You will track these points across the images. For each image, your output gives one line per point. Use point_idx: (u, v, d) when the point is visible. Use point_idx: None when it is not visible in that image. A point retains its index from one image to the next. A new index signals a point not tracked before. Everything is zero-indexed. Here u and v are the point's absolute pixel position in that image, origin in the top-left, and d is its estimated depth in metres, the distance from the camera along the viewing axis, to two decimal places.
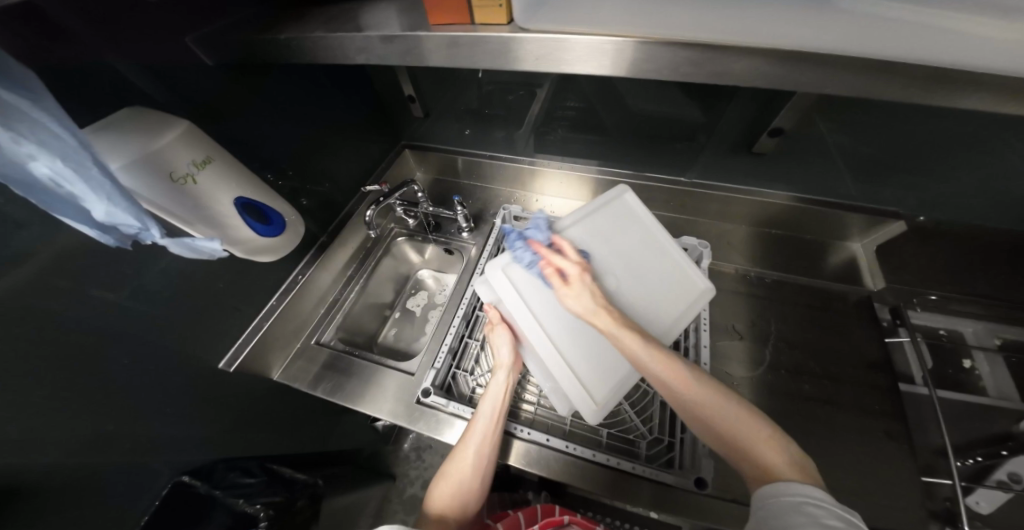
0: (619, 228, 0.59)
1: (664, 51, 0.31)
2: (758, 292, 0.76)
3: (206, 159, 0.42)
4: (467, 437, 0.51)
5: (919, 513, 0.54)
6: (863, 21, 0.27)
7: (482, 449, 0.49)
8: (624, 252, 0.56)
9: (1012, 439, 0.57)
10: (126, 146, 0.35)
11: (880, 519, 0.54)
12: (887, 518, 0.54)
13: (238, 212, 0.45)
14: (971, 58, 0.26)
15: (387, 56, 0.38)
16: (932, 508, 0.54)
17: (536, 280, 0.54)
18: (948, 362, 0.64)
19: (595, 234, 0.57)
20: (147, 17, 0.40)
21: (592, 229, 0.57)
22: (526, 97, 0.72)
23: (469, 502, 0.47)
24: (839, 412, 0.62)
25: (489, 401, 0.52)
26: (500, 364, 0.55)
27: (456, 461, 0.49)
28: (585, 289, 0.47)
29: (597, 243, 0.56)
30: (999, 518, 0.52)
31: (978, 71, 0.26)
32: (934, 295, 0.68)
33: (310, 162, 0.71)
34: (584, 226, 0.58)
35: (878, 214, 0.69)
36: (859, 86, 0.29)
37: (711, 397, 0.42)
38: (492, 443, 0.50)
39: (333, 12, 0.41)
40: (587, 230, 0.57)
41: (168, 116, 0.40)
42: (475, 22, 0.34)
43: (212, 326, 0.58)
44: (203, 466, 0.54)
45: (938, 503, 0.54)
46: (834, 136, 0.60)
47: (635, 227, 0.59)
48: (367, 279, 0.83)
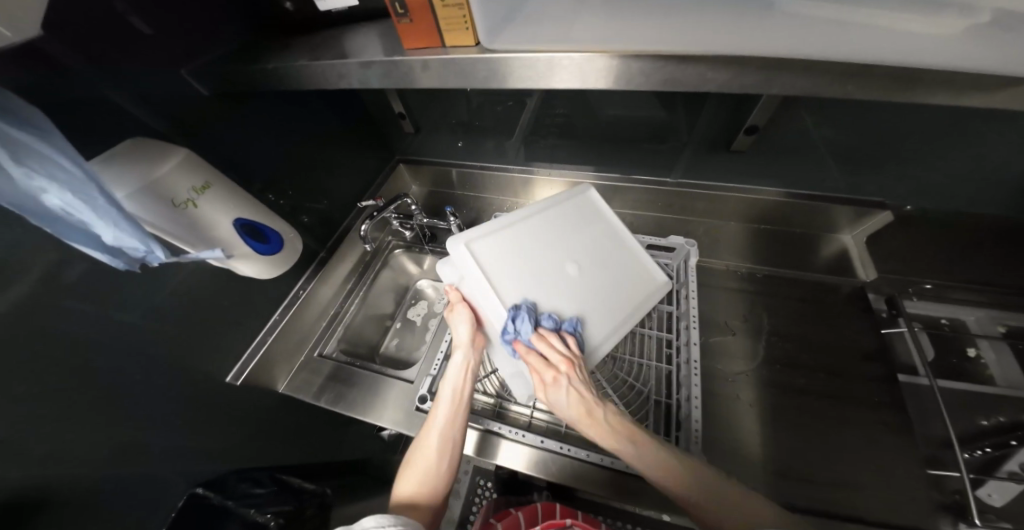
0: (574, 226, 0.63)
1: (648, 66, 0.34)
2: (753, 288, 0.76)
3: (205, 184, 0.45)
4: (431, 421, 0.49)
5: (929, 507, 0.53)
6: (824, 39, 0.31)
7: (448, 429, 0.47)
8: (585, 248, 0.61)
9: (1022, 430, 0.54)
10: (129, 176, 0.38)
11: (890, 515, 0.52)
12: (896, 514, 0.52)
13: (237, 233, 0.48)
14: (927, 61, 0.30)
15: (368, 80, 0.42)
16: (942, 501, 0.53)
17: (497, 267, 0.55)
18: (951, 351, 0.63)
19: (559, 229, 0.62)
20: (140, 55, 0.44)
21: (554, 223, 0.63)
22: (515, 107, 0.75)
23: (438, 486, 0.44)
24: (840, 406, 0.61)
25: (450, 382, 0.51)
26: (458, 343, 0.53)
27: (422, 447, 0.47)
28: (564, 392, 0.45)
29: (554, 240, 0.61)
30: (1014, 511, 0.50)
31: (938, 71, 0.30)
32: (930, 284, 0.67)
33: (307, 181, 0.74)
34: (542, 222, 0.62)
35: (865, 206, 0.68)
36: (830, 89, 0.33)
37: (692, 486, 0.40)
38: (457, 422, 0.48)
39: (316, 41, 0.45)
40: (544, 225, 0.62)
41: (168, 144, 0.43)
42: (446, 45, 0.37)
43: (218, 341, 0.61)
44: (216, 478, 0.56)
45: (948, 495, 0.53)
46: (817, 130, 0.62)
47: (597, 227, 0.64)
48: (367, 290, 0.87)
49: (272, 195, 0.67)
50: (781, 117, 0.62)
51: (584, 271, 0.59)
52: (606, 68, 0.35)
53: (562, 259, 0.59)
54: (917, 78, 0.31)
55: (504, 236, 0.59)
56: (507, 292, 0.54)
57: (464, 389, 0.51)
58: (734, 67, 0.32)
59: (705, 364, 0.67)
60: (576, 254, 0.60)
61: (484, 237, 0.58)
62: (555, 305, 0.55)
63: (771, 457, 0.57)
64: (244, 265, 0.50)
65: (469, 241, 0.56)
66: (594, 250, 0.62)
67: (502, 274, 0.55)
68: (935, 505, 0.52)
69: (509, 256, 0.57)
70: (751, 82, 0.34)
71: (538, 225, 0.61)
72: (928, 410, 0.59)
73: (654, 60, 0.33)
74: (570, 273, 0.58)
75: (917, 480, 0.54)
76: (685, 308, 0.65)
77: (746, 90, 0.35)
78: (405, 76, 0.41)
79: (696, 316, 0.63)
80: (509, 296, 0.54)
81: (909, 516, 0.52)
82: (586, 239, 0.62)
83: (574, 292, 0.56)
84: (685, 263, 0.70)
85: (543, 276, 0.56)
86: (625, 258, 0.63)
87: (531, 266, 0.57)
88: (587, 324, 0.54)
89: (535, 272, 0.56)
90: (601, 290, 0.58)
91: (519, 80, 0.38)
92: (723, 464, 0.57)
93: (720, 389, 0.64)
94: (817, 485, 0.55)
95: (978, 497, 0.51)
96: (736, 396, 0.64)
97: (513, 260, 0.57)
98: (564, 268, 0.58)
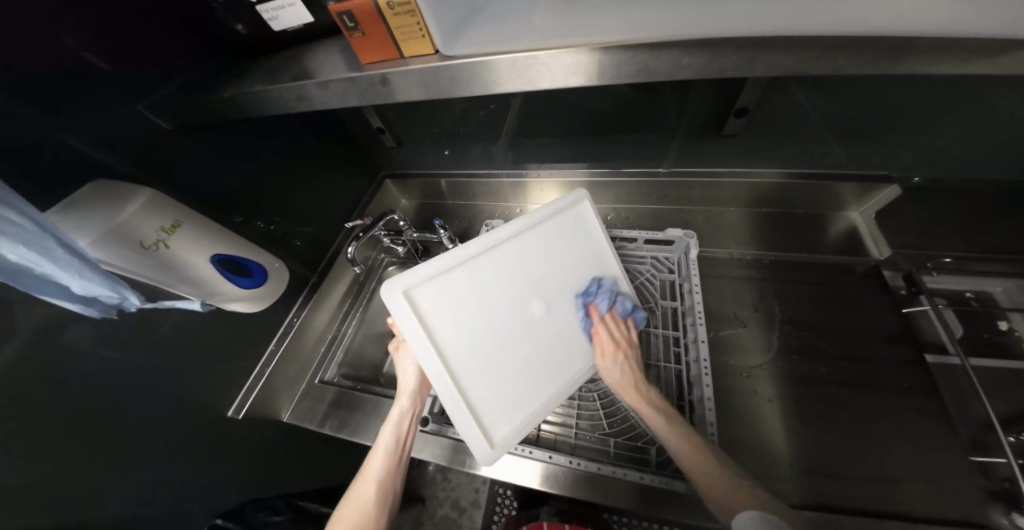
0: (547, 254, 0.56)
1: (622, 57, 0.31)
2: (761, 275, 0.72)
3: (175, 222, 0.44)
4: (367, 467, 0.47)
5: (977, 497, 0.49)
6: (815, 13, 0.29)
7: (385, 476, 0.46)
8: (553, 278, 0.56)
9: None
10: (92, 222, 0.37)
11: (936, 510, 0.48)
12: (942, 507, 0.48)
13: (216, 269, 0.47)
14: (940, 26, 0.27)
15: (329, 101, 0.41)
16: (989, 488, 0.49)
17: (449, 309, 0.49)
18: (982, 326, 0.60)
19: (527, 257, 0.54)
20: (97, 97, 0.43)
21: (524, 248, 0.55)
22: (497, 110, 0.73)
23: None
24: (865, 393, 0.58)
25: (389, 428, 0.50)
26: (404, 388, 0.53)
27: (355, 496, 0.45)
28: (619, 363, 0.52)
29: (522, 272, 0.54)
30: None
31: (952, 39, 0.27)
32: (949, 257, 0.64)
33: (293, 206, 0.73)
34: (511, 248, 0.54)
35: (868, 181, 0.66)
36: (830, 65, 0.30)
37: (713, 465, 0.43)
38: (396, 467, 0.48)
39: (276, 65, 0.44)
40: (513, 253, 0.54)
41: (133, 185, 0.43)
42: (404, 54, 0.36)
43: (219, 378, 0.60)
44: (234, 508, 0.61)
45: (996, 484, 0.49)
46: (811, 106, 0.58)
47: (569, 250, 0.58)
48: (364, 310, 0.85)
49: (260, 222, 0.66)
50: (771, 97, 0.58)
51: (549, 307, 0.54)
52: (572, 64, 0.33)
53: (525, 294, 0.53)
54: (905, 50, 0.28)
55: (457, 272, 0.50)
56: (456, 346, 0.48)
57: (407, 431, 0.51)
58: (706, 52, 0.30)
59: (718, 360, 0.64)
60: (542, 285, 0.55)
61: (437, 266, 0.49)
62: (511, 354, 0.51)
63: (798, 455, 0.54)
64: (229, 301, 0.50)
65: (410, 284, 0.47)
66: (561, 280, 0.56)
67: (453, 322, 0.48)
68: (984, 493, 0.49)
69: (460, 299, 0.50)
70: (731, 64, 0.31)
71: (501, 252, 0.53)
72: (965, 391, 0.56)
73: (624, 50, 0.31)
74: (533, 314, 0.53)
75: (961, 468, 0.51)
76: (690, 302, 0.62)
77: (725, 74, 0.32)
78: (367, 93, 0.39)
79: (702, 311, 0.61)
80: (459, 351, 0.48)
81: (956, 508, 0.48)
82: (555, 269, 0.56)
83: (533, 336, 0.52)
84: (686, 255, 0.67)
85: (501, 320, 0.51)
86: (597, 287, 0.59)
87: (488, 308, 0.51)
88: (541, 370, 0.52)
89: (491, 315, 0.51)
90: (562, 329, 0.55)
91: (484, 86, 0.36)
92: (748, 465, 0.54)
93: (735, 385, 0.61)
94: (852, 481, 0.51)
95: None
96: (753, 391, 0.60)
97: (467, 303, 0.50)
98: (526, 307, 0.53)
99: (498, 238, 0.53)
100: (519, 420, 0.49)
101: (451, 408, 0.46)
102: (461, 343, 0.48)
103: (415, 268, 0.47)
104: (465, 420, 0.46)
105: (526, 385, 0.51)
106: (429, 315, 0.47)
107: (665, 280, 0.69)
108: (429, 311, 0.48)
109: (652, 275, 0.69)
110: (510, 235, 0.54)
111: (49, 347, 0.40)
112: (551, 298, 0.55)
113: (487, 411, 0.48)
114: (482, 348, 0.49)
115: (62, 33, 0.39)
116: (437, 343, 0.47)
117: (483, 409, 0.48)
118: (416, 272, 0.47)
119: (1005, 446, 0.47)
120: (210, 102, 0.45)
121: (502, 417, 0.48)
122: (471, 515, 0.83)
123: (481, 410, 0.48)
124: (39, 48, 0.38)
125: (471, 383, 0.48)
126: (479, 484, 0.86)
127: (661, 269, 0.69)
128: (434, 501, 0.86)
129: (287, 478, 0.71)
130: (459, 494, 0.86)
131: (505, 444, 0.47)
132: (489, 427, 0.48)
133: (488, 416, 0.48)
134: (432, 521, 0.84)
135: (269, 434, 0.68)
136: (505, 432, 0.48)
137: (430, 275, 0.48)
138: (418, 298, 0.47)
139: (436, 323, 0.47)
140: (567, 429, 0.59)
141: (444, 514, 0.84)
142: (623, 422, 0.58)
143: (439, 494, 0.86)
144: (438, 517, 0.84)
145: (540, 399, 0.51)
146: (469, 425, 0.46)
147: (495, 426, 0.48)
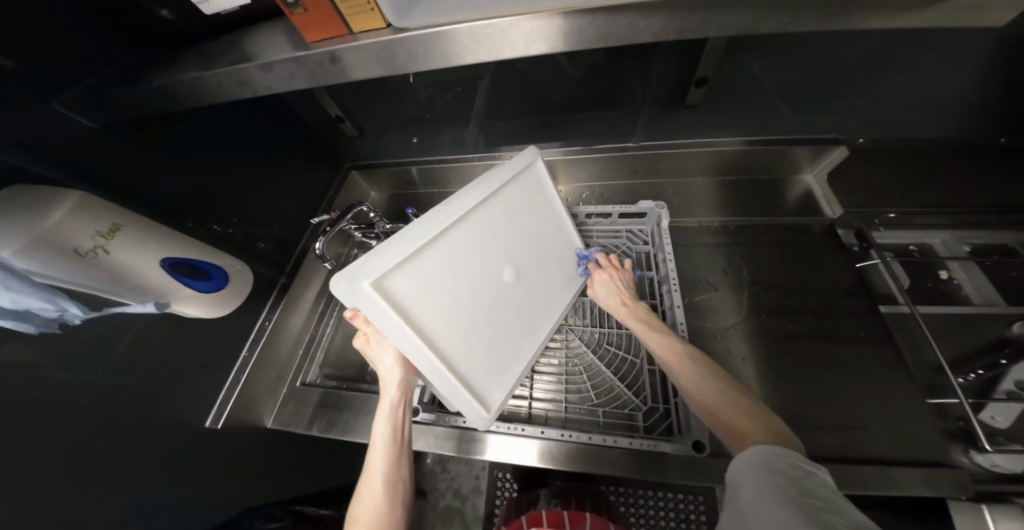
0: (513, 220, 0.55)
1: (586, 21, 0.31)
2: (730, 240, 0.75)
3: (114, 226, 0.41)
4: (371, 466, 0.45)
5: (937, 434, 0.54)
6: None
7: (391, 470, 0.45)
8: (520, 243, 0.55)
9: (1010, 345, 0.57)
10: (13, 229, 0.33)
11: (899, 447, 0.53)
12: (905, 445, 0.53)
13: (168, 273, 0.45)
14: None
15: (274, 85, 0.38)
16: (948, 427, 0.54)
17: (423, 286, 0.44)
18: (927, 276, 0.66)
19: (494, 228, 0.52)
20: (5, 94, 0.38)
21: (491, 217, 0.52)
22: (465, 92, 0.71)
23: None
24: (829, 345, 0.62)
25: (384, 421, 0.48)
26: (387, 380, 0.50)
27: (366, 497, 0.44)
28: (607, 287, 0.60)
29: (492, 239, 0.51)
30: (1017, 429, 0.52)
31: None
32: (893, 213, 0.69)
33: (251, 204, 0.69)
34: (480, 217, 0.50)
35: (818, 144, 0.67)
36: (786, 25, 0.31)
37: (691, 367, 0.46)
38: (400, 459, 0.47)
39: (211, 50, 0.41)
40: (483, 222, 0.51)
41: (52, 188, 0.38)
42: (353, 30, 0.33)
43: (191, 392, 0.56)
44: (230, 519, 0.59)
45: (953, 423, 0.54)
46: (767, 75, 0.62)
47: (530, 214, 0.57)
48: (340, 310, 0.83)
49: (216, 225, 0.62)
50: (728, 63, 0.61)
51: (520, 273, 0.54)
52: (537, 29, 0.32)
53: (498, 262, 0.51)
54: (848, 13, 0.30)
55: (425, 250, 0.44)
56: (441, 327, 0.44)
57: (402, 420, 0.50)
58: (664, 15, 0.30)
59: (694, 326, 0.67)
60: (511, 250, 0.53)
61: (406, 242, 0.42)
62: (493, 322, 0.50)
63: (776, 410, 0.58)
64: (190, 306, 0.48)
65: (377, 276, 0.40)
66: (527, 245, 0.56)
67: (433, 303, 0.44)
68: (944, 433, 0.54)
69: (434, 279, 0.45)
70: (689, 26, 0.31)
71: (466, 225, 0.49)
72: (917, 338, 0.61)
73: (584, 15, 0.30)
74: (506, 279, 0.52)
75: (921, 410, 0.55)
76: (665, 271, 0.64)
77: (682, 37, 0.33)
78: (313, 72, 0.37)
79: (676, 278, 0.62)
80: (441, 330, 0.44)
81: (921, 448, 0.53)
82: (521, 235, 0.56)
83: (510, 304, 0.52)
84: (659, 226, 0.68)
85: (478, 289, 0.49)
86: (557, 245, 0.61)
87: (463, 281, 0.47)
88: (518, 333, 0.52)
89: (468, 288, 0.47)
90: (535, 291, 0.55)
91: (442, 59, 0.35)
92: None
93: (713, 348, 0.64)
94: (825, 431, 0.55)
95: (983, 421, 0.54)
96: (729, 353, 0.64)
97: (442, 279, 0.45)
98: (500, 273, 0.51)
99: (461, 208, 0.48)
100: (505, 380, 0.49)
101: (445, 387, 0.44)
102: (442, 319, 0.45)
103: (378, 245, 0.41)
104: (458, 393, 0.44)
105: (509, 348, 0.51)
106: (406, 302, 0.42)
107: (641, 252, 0.71)
108: (405, 299, 0.42)
109: (628, 248, 0.71)
110: (477, 205, 0.50)
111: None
112: (521, 264, 0.54)
113: (477, 379, 0.47)
114: (466, 324, 0.47)
115: None
116: (415, 325, 0.42)
117: (473, 378, 0.46)
118: (382, 259, 0.41)
119: (956, 385, 0.53)
120: (142, 94, 0.41)
121: (491, 382, 0.48)
122: (473, 500, 0.85)
123: (472, 379, 0.46)
124: None
125: (459, 357, 0.46)
126: (479, 471, 0.87)
127: (637, 241, 0.71)
128: (436, 491, 0.87)
129: (281, 488, 0.69)
130: (459, 483, 0.87)
131: (500, 407, 0.47)
132: (481, 394, 0.46)
133: (479, 384, 0.47)
134: (435, 513, 0.85)
135: (256, 446, 0.65)
136: (499, 395, 0.48)
137: (397, 259, 0.42)
138: (387, 289, 0.41)
139: (415, 311, 0.43)
140: (556, 404, 0.61)
141: (447, 504, 0.85)
142: (609, 392, 0.60)
143: (440, 486, 0.87)
144: (442, 507, 0.85)
145: (525, 358, 0.52)
146: (463, 396, 0.44)
147: (488, 391, 0.47)
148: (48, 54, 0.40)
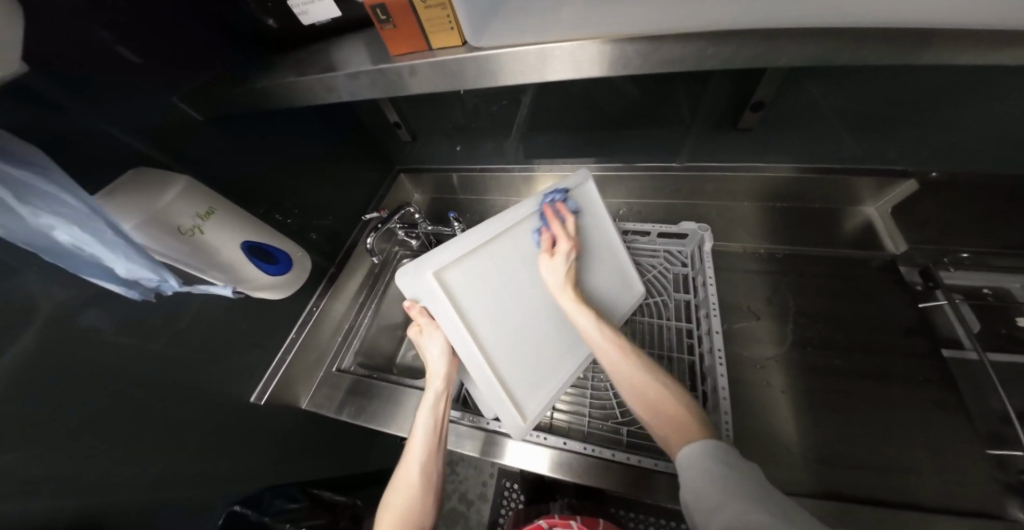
0: (562, 236, 0.56)
1: (652, 45, 0.32)
2: (774, 269, 0.73)
3: (209, 210, 0.46)
4: (409, 454, 0.46)
5: (997, 491, 0.48)
6: (840, 7, 0.29)
7: (428, 455, 0.46)
8: None
9: None
10: (134, 209, 0.39)
11: (953, 501, 0.48)
12: (960, 499, 0.48)
13: (245, 255, 0.50)
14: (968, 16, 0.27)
15: (357, 92, 0.42)
16: (1013, 485, 0.49)
17: (475, 286, 0.48)
18: (998, 321, 0.60)
19: None
20: (123, 81, 0.44)
21: (541, 231, 0.54)
22: (510, 106, 0.74)
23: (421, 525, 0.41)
24: (883, 385, 0.58)
25: (426, 412, 0.48)
26: (433, 373, 0.50)
27: (401, 483, 0.44)
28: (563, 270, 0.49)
29: (539, 253, 0.53)
30: None
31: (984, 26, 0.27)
32: (966, 253, 0.64)
33: (311, 199, 0.75)
34: (531, 230, 0.53)
35: (884, 174, 0.65)
36: (854, 57, 0.31)
37: (649, 379, 0.41)
38: (437, 451, 0.47)
39: (302, 59, 0.46)
40: (532, 234, 0.53)
41: (167, 173, 0.45)
42: (432, 47, 0.37)
43: (239, 363, 0.61)
44: (253, 495, 0.62)
45: (1013, 476, 0.49)
46: (826, 99, 0.59)
47: (581, 231, 0.58)
48: (378, 302, 0.86)
49: (279, 215, 0.68)
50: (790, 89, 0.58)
51: (565, 285, 0.55)
52: (599, 54, 0.33)
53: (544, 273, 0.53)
54: (920, 43, 0.29)
55: (481, 252, 0.49)
56: (488, 328, 0.48)
57: (442, 414, 0.49)
58: (729, 42, 0.31)
59: (731, 351, 0.65)
60: None
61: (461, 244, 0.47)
62: (537, 331, 0.52)
63: (814, 447, 0.54)
64: (258, 288, 0.53)
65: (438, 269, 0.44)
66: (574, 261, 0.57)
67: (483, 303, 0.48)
68: (1007, 491, 0.48)
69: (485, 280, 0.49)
70: (755, 53, 0.32)
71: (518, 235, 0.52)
72: (983, 386, 0.55)
73: (648, 41, 0.32)
74: (551, 291, 0.54)
75: (978, 463, 0.50)
76: (704, 295, 0.62)
77: (747, 64, 0.33)
78: (392, 84, 0.41)
79: (717, 303, 0.60)
80: (487, 330, 0.48)
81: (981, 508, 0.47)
82: (571, 250, 0.57)
83: (553, 315, 0.53)
84: (700, 248, 0.67)
85: (523, 298, 0.51)
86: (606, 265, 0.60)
87: (511, 290, 0.50)
88: (560, 346, 0.53)
89: (514, 295, 0.51)
90: None
91: (509, 77, 0.37)
92: (761, 456, 0.54)
93: (749, 377, 0.62)
94: (869, 472, 0.51)
95: None
96: (766, 383, 0.61)
97: (490, 281, 0.49)
98: (544, 286, 0.53)
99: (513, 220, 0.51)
100: (546, 394, 0.50)
101: (486, 387, 0.47)
102: (489, 321, 0.48)
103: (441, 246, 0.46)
104: (499, 397, 0.47)
105: (550, 359, 0.52)
106: (459, 297, 0.46)
107: (677, 274, 0.69)
108: (459, 295, 0.46)
109: (663, 269, 0.70)
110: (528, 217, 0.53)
111: (74, 321, 0.41)
112: None
113: (517, 385, 0.49)
114: (510, 328, 0.50)
115: (101, 28, 0.41)
116: (463, 321, 0.46)
117: (515, 386, 0.48)
118: (443, 255, 0.46)
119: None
120: (239, 93, 0.47)
121: (531, 393, 0.49)
122: (478, 507, 0.85)
123: (512, 387, 0.48)
124: (79, 32, 0.39)
125: (502, 361, 0.48)
126: (487, 478, 0.87)
127: (674, 263, 0.70)
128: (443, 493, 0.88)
129: (302, 466, 0.72)
130: (467, 487, 0.87)
131: (535, 418, 0.49)
132: (520, 403, 0.49)
133: (520, 393, 0.49)
134: (439, 514, 0.85)
135: (287, 419, 0.69)
136: (535, 407, 0.49)
137: (454, 257, 0.46)
138: (444, 283, 0.45)
139: (467, 305, 0.47)
140: (577, 417, 0.60)
141: (453, 507, 0.86)
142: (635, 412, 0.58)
143: (448, 487, 0.87)
144: (447, 510, 0.85)
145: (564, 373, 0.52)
146: (502, 402, 0.47)
147: (526, 402, 0.49)
148: (164, 52, 0.47)
